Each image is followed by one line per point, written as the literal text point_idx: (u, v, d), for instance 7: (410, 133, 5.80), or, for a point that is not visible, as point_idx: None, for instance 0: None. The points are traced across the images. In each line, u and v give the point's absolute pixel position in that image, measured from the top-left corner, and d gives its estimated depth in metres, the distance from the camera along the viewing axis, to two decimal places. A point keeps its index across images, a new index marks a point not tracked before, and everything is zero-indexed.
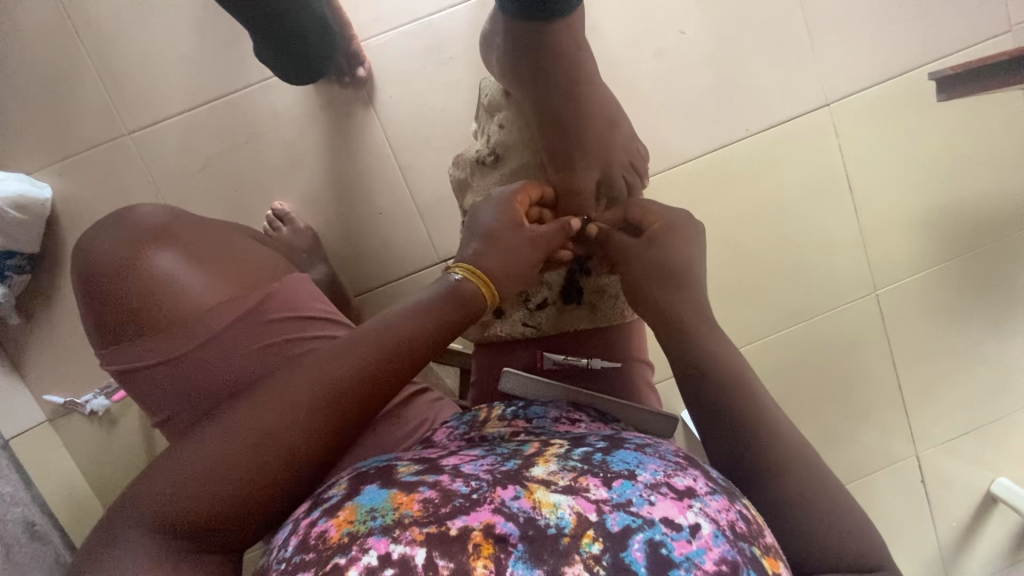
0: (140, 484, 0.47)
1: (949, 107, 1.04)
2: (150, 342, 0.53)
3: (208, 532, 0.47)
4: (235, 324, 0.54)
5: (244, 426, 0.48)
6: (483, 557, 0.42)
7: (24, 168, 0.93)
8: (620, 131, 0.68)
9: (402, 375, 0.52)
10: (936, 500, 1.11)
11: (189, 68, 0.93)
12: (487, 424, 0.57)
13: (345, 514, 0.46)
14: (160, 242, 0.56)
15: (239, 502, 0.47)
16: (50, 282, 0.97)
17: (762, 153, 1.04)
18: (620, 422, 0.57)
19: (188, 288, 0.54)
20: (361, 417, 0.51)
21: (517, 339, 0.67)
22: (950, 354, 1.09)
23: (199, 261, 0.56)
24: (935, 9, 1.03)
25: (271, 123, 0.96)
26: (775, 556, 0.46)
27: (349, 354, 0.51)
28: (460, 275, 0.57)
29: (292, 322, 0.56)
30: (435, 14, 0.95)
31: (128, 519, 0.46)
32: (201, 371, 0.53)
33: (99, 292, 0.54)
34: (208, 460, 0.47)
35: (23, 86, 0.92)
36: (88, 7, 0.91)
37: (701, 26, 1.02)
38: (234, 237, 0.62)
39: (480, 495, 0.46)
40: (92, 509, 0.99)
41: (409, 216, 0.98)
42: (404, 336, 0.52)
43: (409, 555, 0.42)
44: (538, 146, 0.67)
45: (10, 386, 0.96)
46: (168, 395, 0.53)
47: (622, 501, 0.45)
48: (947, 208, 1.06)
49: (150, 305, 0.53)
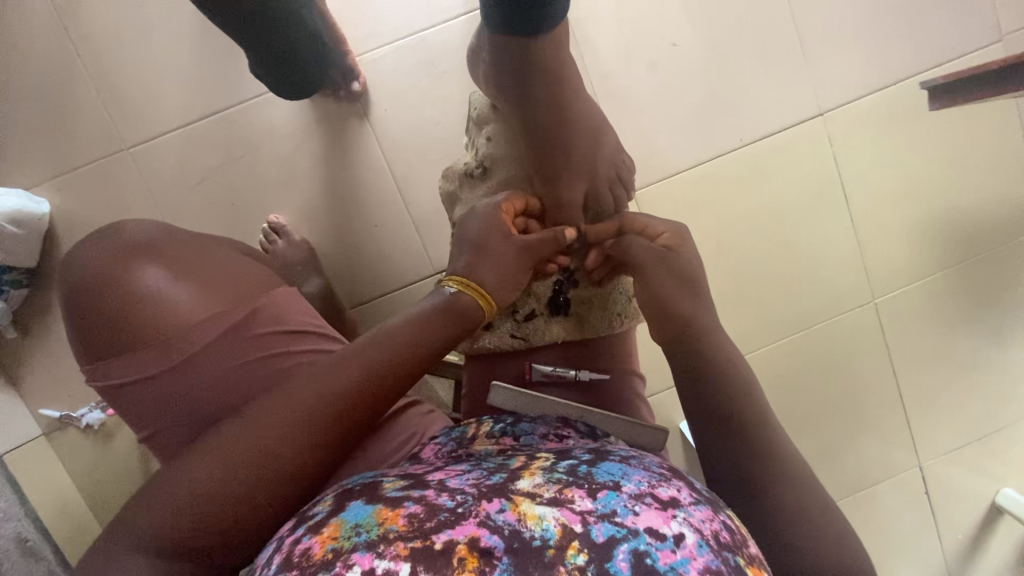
0: (135, 504, 0.47)
1: (942, 116, 1.04)
2: (134, 357, 0.52)
3: (203, 550, 0.47)
4: (224, 339, 0.53)
5: (237, 442, 0.48)
6: (467, 571, 0.40)
7: (23, 182, 0.94)
8: (605, 145, 0.70)
9: (394, 386, 0.52)
10: (941, 513, 1.09)
11: (186, 83, 0.95)
12: (475, 441, 0.56)
13: (329, 531, 0.45)
14: (147, 257, 0.56)
15: (232, 519, 0.46)
16: (47, 297, 0.97)
17: (756, 162, 1.05)
18: (610, 436, 0.56)
19: (175, 303, 0.54)
20: (354, 429, 0.50)
21: (506, 352, 0.66)
22: (951, 362, 1.08)
23: (187, 274, 0.56)
24: (927, 18, 1.03)
25: (267, 137, 0.97)
26: (761, 566, 0.46)
27: (341, 367, 0.50)
28: (453, 288, 0.57)
29: (282, 336, 0.56)
30: (428, 28, 0.96)
31: (122, 540, 0.45)
32: (191, 385, 0.52)
33: (85, 309, 0.53)
34: (198, 476, 0.46)
35: (22, 103, 0.93)
36: (87, 25, 0.93)
37: (693, 38, 1.03)
38: (223, 250, 0.62)
39: (465, 509, 0.45)
40: (86, 525, 0.98)
41: (405, 228, 0.99)
42: (396, 346, 0.52)
43: (393, 569, 0.40)
44: (526, 157, 0.66)
45: (6, 401, 0.96)
46: (156, 411, 0.53)
47: (608, 511, 0.45)
48: (943, 216, 1.06)
49: (136, 321, 0.52)
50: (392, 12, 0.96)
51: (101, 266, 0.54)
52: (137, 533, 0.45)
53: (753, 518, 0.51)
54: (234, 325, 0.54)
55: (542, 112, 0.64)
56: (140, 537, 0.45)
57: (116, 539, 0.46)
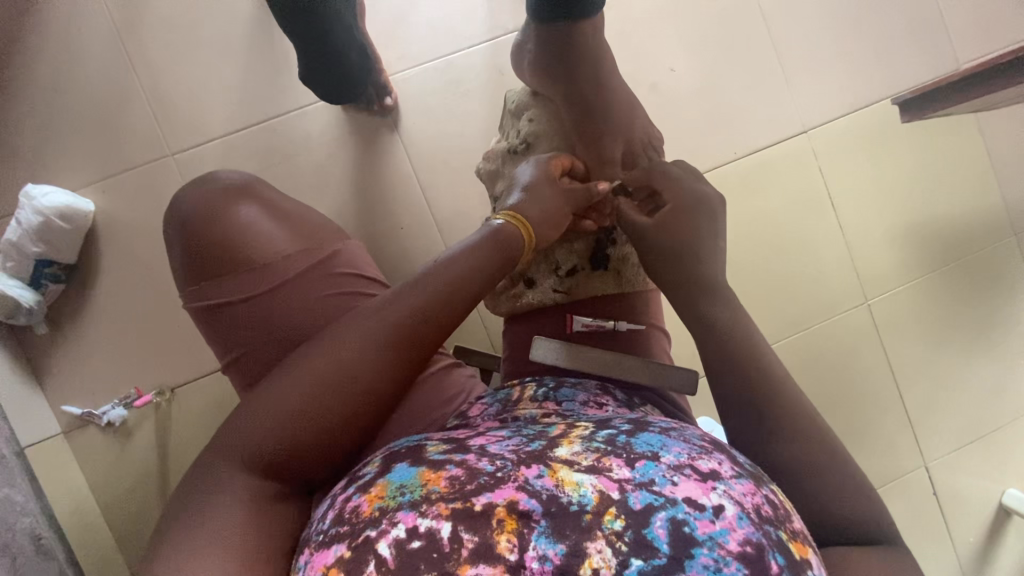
0: (228, 427, 0.53)
1: (913, 134, 1.16)
2: (239, 279, 0.66)
3: (291, 466, 0.52)
4: (309, 270, 0.68)
5: (317, 369, 0.53)
6: (506, 532, 0.45)
7: (71, 185, 1.00)
8: (639, 117, 0.76)
9: (452, 321, 0.57)
10: (950, 514, 1.11)
11: (233, 97, 1.03)
12: (520, 404, 0.61)
13: (376, 490, 0.49)
14: (245, 201, 0.69)
15: (317, 438, 0.52)
16: (81, 293, 1.00)
17: (751, 174, 1.15)
18: (646, 408, 0.62)
19: (272, 237, 0.68)
20: (418, 361, 0.56)
21: (548, 307, 0.70)
22: (946, 362, 1.14)
23: (276, 218, 0.69)
24: (891, 51, 1.18)
25: (304, 146, 1.04)
26: (804, 541, 0.48)
27: (405, 303, 0.55)
28: (501, 220, 0.63)
29: (354, 276, 0.71)
30: (454, 53, 1.07)
31: (221, 457, 0.51)
32: (278, 309, 0.66)
33: (197, 237, 0.66)
34: (283, 392, 0.52)
35: (77, 112, 1.01)
36: (146, 44, 1.02)
37: (690, 64, 1.15)
38: (299, 204, 0.75)
39: (504, 473, 0.48)
40: (99, 527, 0.97)
41: (429, 231, 1.05)
42: (453, 284, 0.57)
43: (435, 528, 0.45)
44: (567, 131, 0.74)
45: (30, 395, 0.96)
46: (250, 327, 0.66)
47: (645, 480, 0.47)
48: (921, 225, 1.15)
49: (241, 248, 0.66)
50: (423, 37, 1.06)
51: (213, 203, 0.67)
52: (231, 447, 0.51)
53: (782, 459, 0.55)
54: (314, 263, 0.69)
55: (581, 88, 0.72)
56: (235, 448, 0.51)
57: (217, 454, 0.51)
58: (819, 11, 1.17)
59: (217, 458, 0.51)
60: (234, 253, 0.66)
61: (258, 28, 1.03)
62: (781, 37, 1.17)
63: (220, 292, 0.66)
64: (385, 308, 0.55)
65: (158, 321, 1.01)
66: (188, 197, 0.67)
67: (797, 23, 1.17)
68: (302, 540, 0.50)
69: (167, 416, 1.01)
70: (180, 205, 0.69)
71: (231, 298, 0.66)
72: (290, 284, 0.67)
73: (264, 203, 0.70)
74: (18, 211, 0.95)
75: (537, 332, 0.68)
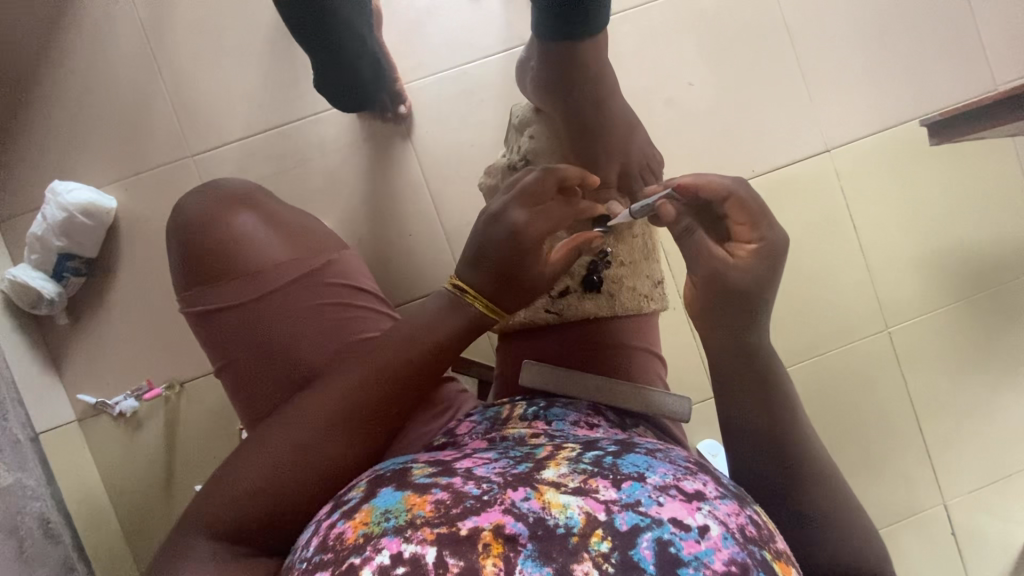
0: (241, 454, 0.58)
1: (941, 155, 1.11)
2: (233, 284, 0.68)
3: (290, 488, 0.56)
4: (301, 279, 0.70)
5: (318, 407, 0.58)
6: (492, 556, 0.43)
7: (97, 182, 1.05)
8: (638, 137, 0.78)
9: (439, 359, 0.60)
10: (969, 558, 1.05)
11: (252, 101, 1.06)
12: (509, 423, 0.60)
13: (362, 516, 0.48)
14: (241, 208, 0.71)
15: (316, 465, 0.56)
16: (100, 287, 1.04)
17: (768, 193, 1.11)
18: (635, 428, 0.61)
19: (267, 245, 0.70)
20: (409, 398, 0.59)
21: (539, 326, 0.71)
22: (969, 395, 1.08)
23: (272, 225, 0.72)
24: (923, 70, 1.13)
25: (319, 152, 1.06)
26: (788, 562, 0.47)
27: (400, 347, 0.59)
28: (473, 304, 0.59)
29: (346, 287, 0.72)
30: (469, 63, 1.07)
31: (232, 483, 0.56)
32: (271, 318, 0.68)
33: (195, 244, 0.68)
34: (288, 429, 0.57)
35: (105, 113, 1.05)
36: (172, 48, 1.05)
37: (709, 79, 1.12)
38: (296, 211, 0.77)
39: (490, 496, 0.47)
40: (104, 514, 1.01)
41: (437, 239, 1.06)
42: (446, 328, 0.60)
43: (420, 553, 0.43)
44: (566, 150, 0.73)
45: (48, 382, 1.00)
46: (242, 335, 0.68)
47: (631, 501, 0.46)
48: (949, 251, 1.10)
49: (236, 255, 0.68)
50: (439, 48, 1.07)
51: (211, 209, 0.70)
52: (244, 469, 0.56)
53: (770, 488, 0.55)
54: (306, 270, 0.71)
55: (585, 104, 0.73)
56: (250, 473, 0.56)
57: (228, 478, 0.57)
58: (847, 28, 1.13)
59: (234, 480, 0.56)
60: (228, 261, 0.68)
61: (280, 37, 1.05)
62: (804, 54, 1.13)
63: (215, 296, 0.68)
64: (383, 350, 0.59)
65: (171, 318, 1.04)
66: (188, 205, 0.70)
67: (823, 39, 1.13)
68: (287, 568, 0.50)
69: (176, 410, 1.03)
70: (182, 210, 0.71)
71: (227, 303, 0.68)
72: (282, 291, 0.69)
73: (264, 212, 0.72)
74: (45, 207, 0.99)
75: (527, 354, 0.70)
